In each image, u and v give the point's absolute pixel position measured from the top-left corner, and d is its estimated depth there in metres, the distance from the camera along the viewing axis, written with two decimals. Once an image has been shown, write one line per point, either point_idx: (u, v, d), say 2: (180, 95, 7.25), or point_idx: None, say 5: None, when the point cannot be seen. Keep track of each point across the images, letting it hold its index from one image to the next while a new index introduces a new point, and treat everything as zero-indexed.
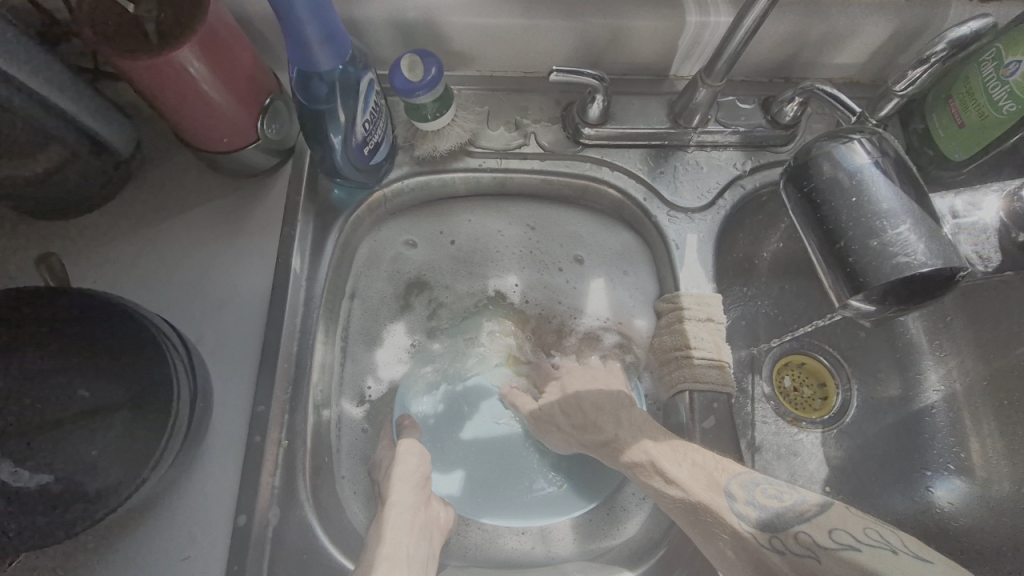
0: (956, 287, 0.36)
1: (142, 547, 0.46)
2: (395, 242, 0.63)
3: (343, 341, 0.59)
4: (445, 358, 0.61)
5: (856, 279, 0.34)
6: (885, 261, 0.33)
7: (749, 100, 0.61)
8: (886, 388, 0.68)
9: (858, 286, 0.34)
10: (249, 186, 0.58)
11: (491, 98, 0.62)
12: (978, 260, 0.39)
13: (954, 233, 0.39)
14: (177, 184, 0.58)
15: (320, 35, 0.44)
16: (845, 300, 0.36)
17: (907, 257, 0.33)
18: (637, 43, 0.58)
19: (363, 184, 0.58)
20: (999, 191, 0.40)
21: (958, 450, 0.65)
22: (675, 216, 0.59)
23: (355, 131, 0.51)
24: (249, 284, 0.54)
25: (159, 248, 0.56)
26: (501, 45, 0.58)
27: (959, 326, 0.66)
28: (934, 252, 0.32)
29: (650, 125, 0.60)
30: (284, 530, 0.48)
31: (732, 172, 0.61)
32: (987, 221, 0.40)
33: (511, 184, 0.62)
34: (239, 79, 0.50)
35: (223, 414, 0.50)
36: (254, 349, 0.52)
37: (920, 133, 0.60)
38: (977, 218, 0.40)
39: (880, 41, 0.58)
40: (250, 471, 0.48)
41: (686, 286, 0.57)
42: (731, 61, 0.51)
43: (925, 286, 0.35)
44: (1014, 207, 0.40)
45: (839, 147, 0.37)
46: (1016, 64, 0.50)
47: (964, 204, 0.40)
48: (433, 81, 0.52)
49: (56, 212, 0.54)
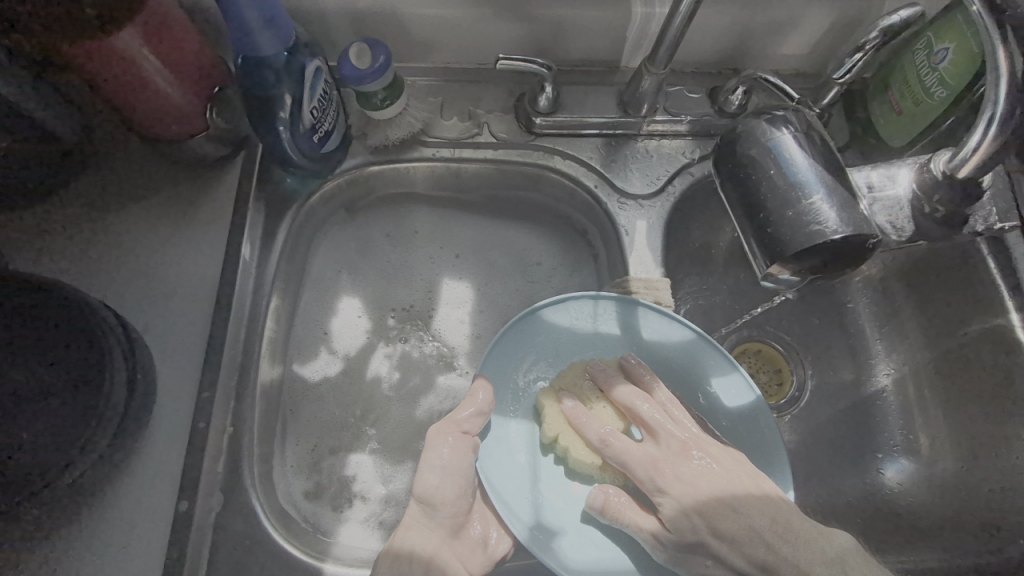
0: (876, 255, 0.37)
1: (83, 532, 0.45)
2: (346, 240, 0.63)
3: (296, 328, 0.59)
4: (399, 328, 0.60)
5: (775, 247, 0.36)
6: (798, 230, 0.35)
7: (697, 90, 0.63)
8: (838, 373, 0.70)
9: (777, 255, 0.36)
10: (202, 175, 0.58)
11: (445, 89, 0.62)
12: (889, 227, 0.42)
13: (870, 205, 0.42)
14: (130, 174, 0.57)
15: (261, 19, 0.45)
16: (765, 271, 0.37)
17: (819, 226, 0.34)
18: (586, 34, 0.59)
19: (316, 173, 0.58)
20: (912, 164, 0.43)
21: (907, 433, 0.66)
22: (625, 204, 0.60)
23: (303, 119, 0.52)
24: (199, 272, 0.54)
25: (106, 236, 0.55)
26: (451, 35, 0.59)
27: (907, 311, 0.68)
28: (844, 219, 0.33)
29: (601, 115, 0.61)
30: (229, 514, 0.48)
31: (681, 161, 0.62)
32: (901, 194, 0.42)
33: (464, 175, 0.62)
34: (184, 66, 0.50)
35: (170, 401, 0.50)
36: (203, 337, 0.52)
37: (862, 122, 0.62)
38: (892, 191, 0.43)
39: (821, 32, 0.60)
40: (195, 458, 0.48)
41: (635, 271, 0.58)
42: (672, 49, 0.52)
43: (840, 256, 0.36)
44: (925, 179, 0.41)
45: (761, 123, 0.38)
46: (945, 51, 0.52)
47: (880, 178, 0.43)
48: (381, 68, 0.53)
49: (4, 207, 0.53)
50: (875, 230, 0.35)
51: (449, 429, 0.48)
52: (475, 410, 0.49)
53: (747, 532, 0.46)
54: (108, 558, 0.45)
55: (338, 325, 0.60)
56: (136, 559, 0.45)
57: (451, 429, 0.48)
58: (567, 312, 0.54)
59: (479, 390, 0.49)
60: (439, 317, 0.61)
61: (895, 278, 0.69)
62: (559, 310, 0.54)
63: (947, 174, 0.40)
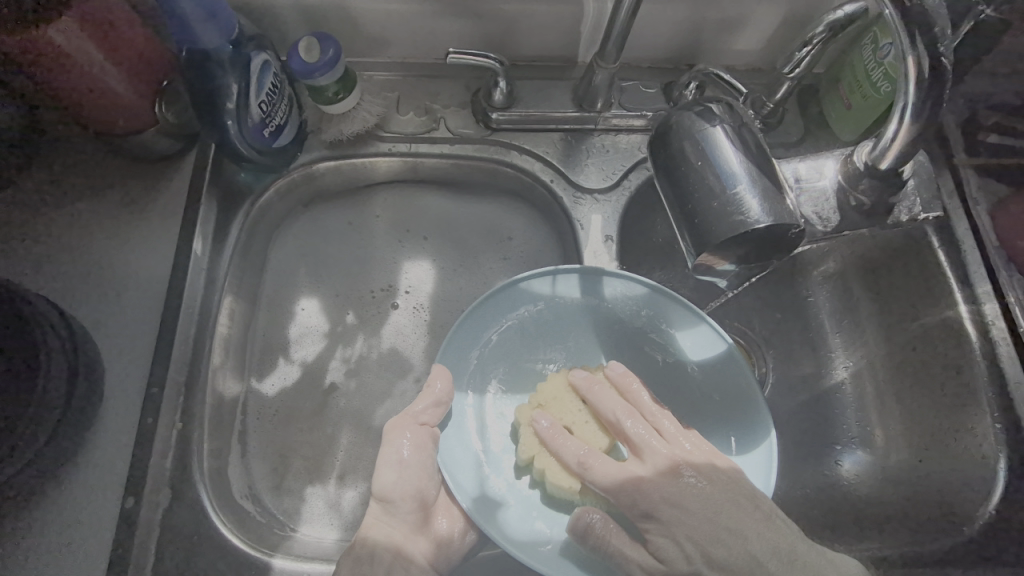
0: (806, 243, 0.38)
1: (26, 530, 0.45)
2: (304, 241, 0.62)
3: (252, 324, 0.58)
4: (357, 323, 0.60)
5: (701, 238, 0.36)
6: (723, 220, 0.35)
7: (653, 85, 0.63)
8: (799, 366, 0.70)
9: (703, 245, 0.36)
10: (155, 172, 0.58)
11: (402, 84, 0.62)
12: (817, 217, 0.43)
13: (797, 197, 0.43)
14: (80, 172, 0.56)
15: (200, 12, 0.46)
16: (696, 262, 0.38)
17: (742, 217, 0.35)
18: (540, 29, 0.59)
19: (270, 167, 0.58)
20: (838, 157, 0.44)
21: (864, 424, 0.67)
22: (581, 199, 0.60)
23: (250, 114, 0.52)
24: (150, 269, 0.54)
25: (56, 233, 0.55)
26: (406, 30, 0.59)
27: (865, 304, 0.68)
28: (765, 209, 0.34)
29: (558, 110, 0.62)
30: (174, 511, 0.47)
31: (638, 156, 0.62)
32: (826, 186, 0.44)
33: (422, 169, 0.62)
34: (129, 61, 0.50)
35: (117, 398, 0.50)
36: (153, 333, 0.52)
37: (815, 117, 0.62)
38: (819, 183, 0.44)
39: (773, 27, 0.60)
40: (142, 453, 0.48)
41: (590, 264, 0.58)
42: (620, 43, 0.53)
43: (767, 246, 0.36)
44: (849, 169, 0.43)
45: (693, 116, 0.39)
46: (888, 46, 0.52)
47: (807, 170, 0.44)
48: (331, 62, 0.53)
49: None
50: (800, 220, 0.36)
51: (408, 423, 0.49)
52: (433, 400, 0.50)
53: (725, 536, 0.45)
54: (52, 555, 0.45)
55: (294, 321, 0.60)
56: (80, 556, 0.45)
57: (407, 424, 0.49)
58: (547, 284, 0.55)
59: (436, 380, 0.50)
60: (398, 303, 0.61)
61: (853, 271, 0.69)
62: (537, 283, 0.55)
63: (872, 164, 0.41)
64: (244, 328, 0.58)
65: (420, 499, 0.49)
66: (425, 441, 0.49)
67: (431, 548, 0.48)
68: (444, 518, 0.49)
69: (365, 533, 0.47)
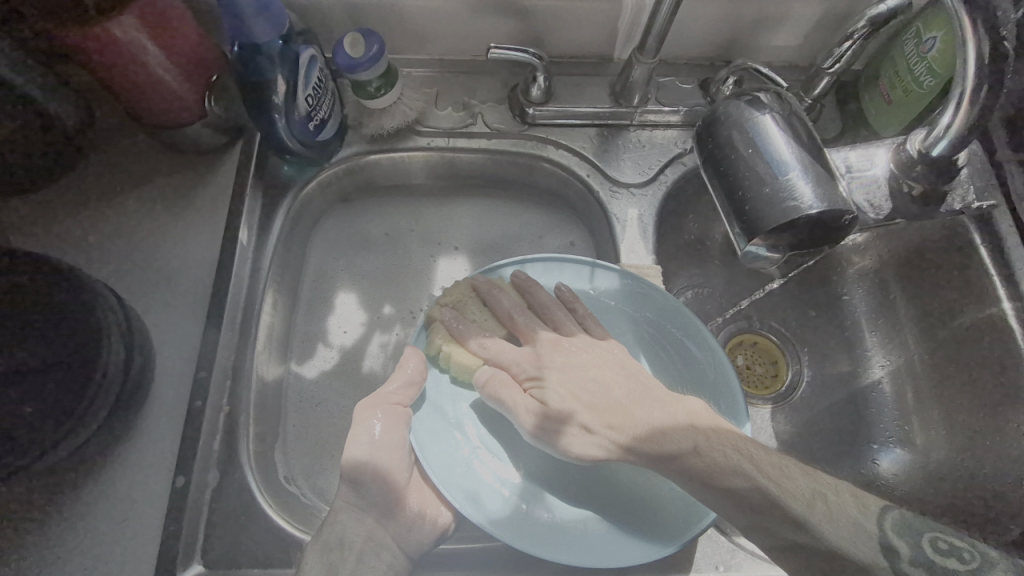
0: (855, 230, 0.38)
1: (82, 505, 0.47)
2: (343, 233, 0.64)
3: (292, 315, 0.60)
4: (393, 314, 0.61)
5: (752, 225, 0.37)
6: (775, 206, 0.36)
7: (690, 81, 0.64)
8: (834, 365, 0.70)
9: (754, 231, 0.37)
10: (201, 164, 0.59)
11: (440, 80, 0.64)
12: (868, 205, 0.44)
13: (847, 185, 0.44)
14: (130, 163, 0.58)
15: (254, 6, 0.47)
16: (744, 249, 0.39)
17: (795, 202, 0.35)
18: (578, 25, 0.60)
19: (312, 161, 0.59)
20: (889, 145, 0.45)
21: (902, 424, 0.66)
22: (617, 192, 0.61)
23: (298, 106, 0.53)
24: (197, 257, 0.56)
25: (106, 222, 0.56)
26: (446, 26, 0.60)
27: (902, 303, 0.67)
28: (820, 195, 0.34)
29: (594, 105, 0.62)
30: (222, 492, 0.48)
31: (674, 150, 0.62)
32: (879, 173, 0.44)
33: (460, 164, 0.63)
34: (183, 56, 0.51)
35: (167, 381, 0.51)
36: (201, 320, 0.53)
37: (855, 113, 0.62)
38: (871, 171, 0.44)
39: (812, 23, 0.60)
40: (190, 435, 0.49)
41: (626, 257, 0.59)
42: (660, 37, 0.53)
43: (818, 231, 0.37)
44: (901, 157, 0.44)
45: (740, 104, 0.39)
46: (933, 40, 0.51)
47: (858, 159, 0.44)
48: (375, 57, 0.54)
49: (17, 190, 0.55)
50: (853, 207, 0.36)
51: (379, 403, 0.48)
52: (406, 380, 0.49)
53: (714, 472, 0.43)
54: (106, 530, 0.46)
55: (335, 310, 0.61)
56: (134, 533, 0.47)
57: (378, 404, 0.48)
58: (520, 271, 0.57)
59: (410, 358, 0.50)
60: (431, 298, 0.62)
61: (890, 269, 0.69)
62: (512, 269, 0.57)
63: (922, 153, 0.42)
64: (286, 317, 0.59)
65: (393, 484, 0.47)
66: (398, 421, 0.48)
67: (401, 531, 0.47)
68: (415, 504, 0.48)
69: (333, 518, 0.46)
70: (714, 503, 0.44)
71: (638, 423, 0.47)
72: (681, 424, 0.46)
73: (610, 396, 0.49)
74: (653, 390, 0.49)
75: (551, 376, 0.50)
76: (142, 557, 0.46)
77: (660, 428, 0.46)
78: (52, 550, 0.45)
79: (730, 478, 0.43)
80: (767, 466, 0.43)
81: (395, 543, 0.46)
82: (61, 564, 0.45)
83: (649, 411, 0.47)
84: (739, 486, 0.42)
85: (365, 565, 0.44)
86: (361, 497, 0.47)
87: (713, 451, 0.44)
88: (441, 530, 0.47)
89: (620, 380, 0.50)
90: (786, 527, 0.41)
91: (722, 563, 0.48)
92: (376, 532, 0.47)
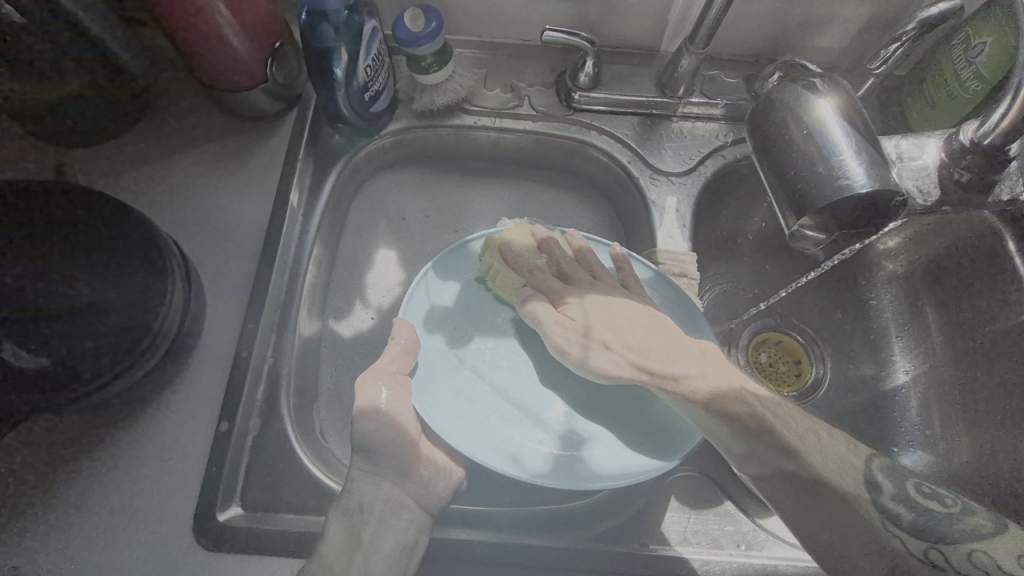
0: (900, 216, 0.42)
1: (129, 441, 0.49)
2: (383, 207, 0.66)
3: (332, 278, 0.62)
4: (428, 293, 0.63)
5: (804, 201, 0.40)
6: (829, 184, 0.39)
7: (733, 76, 0.65)
8: (858, 366, 0.70)
9: (807, 206, 0.40)
10: (256, 128, 0.61)
11: (490, 62, 0.65)
12: (917, 192, 0.45)
13: (898, 173, 0.45)
14: (189, 122, 0.60)
15: None
16: (792, 226, 0.42)
17: (849, 181, 0.39)
18: (629, 14, 0.61)
19: (363, 131, 0.61)
20: (941, 136, 0.46)
21: (924, 427, 0.65)
22: (657, 180, 0.62)
23: (357, 75, 0.55)
24: (248, 215, 0.58)
25: (163, 177, 0.58)
26: (500, 8, 0.61)
27: (931, 308, 0.67)
28: (872, 175, 0.38)
29: (639, 93, 0.63)
30: (261, 440, 0.50)
31: (714, 144, 0.63)
32: (929, 162, 0.45)
33: (504, 144, 0.65)
34: (253, 22, 0.53)
35: (216, 330, 0.53)
36: (249, 275, 0.55)
37: (896, 116, 0.62)
38: (921, 160, 0.46)
39: (860, 25, 0.61)
40: (236, 383, 0.51)
41: (662, 243, 0.60)
42: (712, 29, 0.54)
43: (865, 213, 0.41)
44: (953, 148, 0.45)
45: (796, 89, 0.43)
46: (981, 45, 0.52)
47: (910, 147, 0.46)
48: (433, 33, 0.56)
49: (80, 139, 0.56)
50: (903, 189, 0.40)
51: (379, 375, 0.48)
52: (401, 349, 0.49)
53: (713, 383, 0.46)
54: (148, 468, 0.48)
55: (372, 279, 0.62)
56: (175, 472, 0.48)
57: (381, 375, 0.48)
58: (497, 239, 0.59)
59: (401, 331, 0.50)
60: None
61: (920, 275, 0.68)
62: (482, 241, 0.59)
63: (976, 142, 0.43)
64: (326, 279, 0.61)
65: (403, 445, 0.48)
66: (401, 390, 0.48)
67: (419, 489, 0.48)
68: (428, 464, 0.49)
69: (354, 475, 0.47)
70: (699, 386, 0.46)
71: (668, 362, 0.47)
72: (693, 347, 0.49)
73: (654, 342, 0.49)
74: (681, 339, 0.49)
75: (603, 330, 0.50)
76: (183, 495, 0.47)
77: (706, 379, 0.46)
78: (100, 483, 0.47)
79: (750, 415, 0.44)
80: (772, 404, 0.46)
81: (415, 499, 0.47)
82: (108, 496, 0.47)
83: (685, 337, 0.50)
84: (763, 423, 0.44)
85: (388, 525, 0.46)
86: (374, 462, 0.47)
87: (727, 399, 0.45)
88: (455, 482, 0.50)
89: (664, 330, 0.50)
90: (784, 459, 0.43)
91: (744, 541, 0.50)
92: (393, 492, 0.47)
